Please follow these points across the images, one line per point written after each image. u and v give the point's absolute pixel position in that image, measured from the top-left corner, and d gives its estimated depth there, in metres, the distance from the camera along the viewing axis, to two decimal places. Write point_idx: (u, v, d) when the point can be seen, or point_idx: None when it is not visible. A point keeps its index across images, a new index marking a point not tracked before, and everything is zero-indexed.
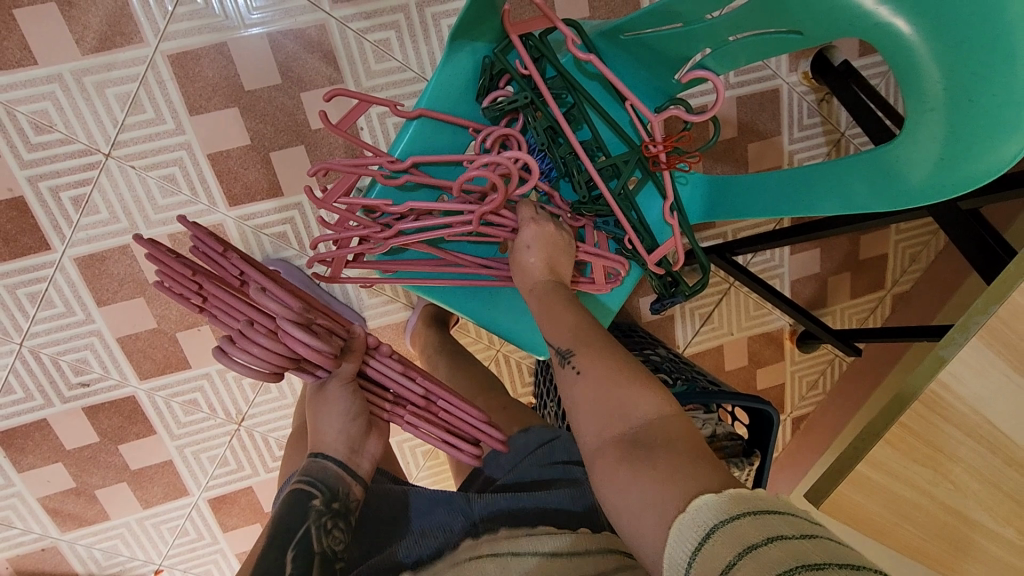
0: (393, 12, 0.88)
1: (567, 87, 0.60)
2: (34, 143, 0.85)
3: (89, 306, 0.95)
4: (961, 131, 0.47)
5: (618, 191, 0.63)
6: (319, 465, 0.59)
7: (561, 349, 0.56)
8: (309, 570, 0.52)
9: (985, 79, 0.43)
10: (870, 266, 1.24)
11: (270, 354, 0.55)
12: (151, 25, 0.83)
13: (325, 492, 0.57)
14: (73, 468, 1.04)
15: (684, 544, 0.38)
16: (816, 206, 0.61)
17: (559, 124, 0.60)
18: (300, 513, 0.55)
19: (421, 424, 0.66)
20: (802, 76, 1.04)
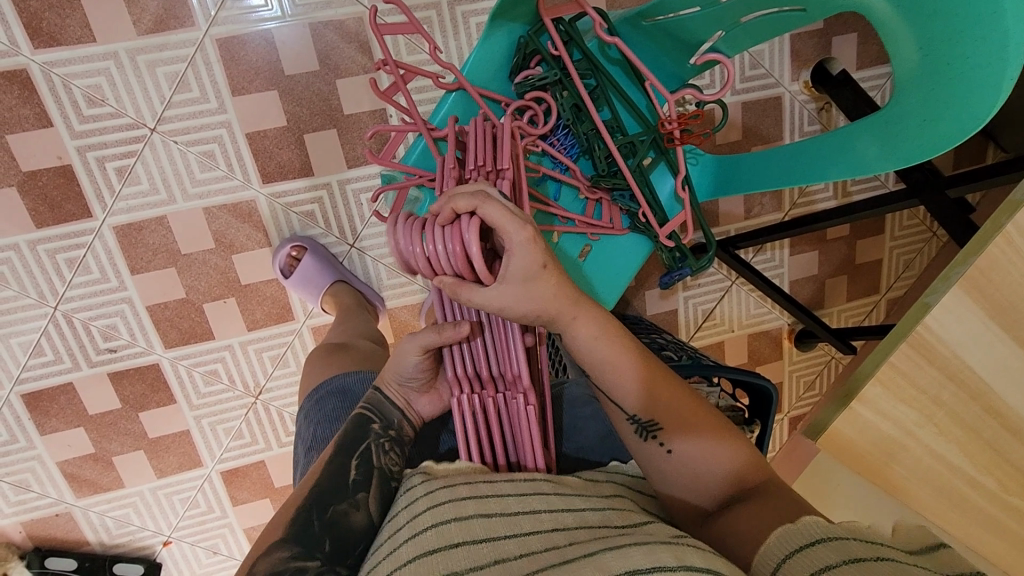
0: (426, 8, 0.95)
1: (592, 69, 0.66)
2: (86, 115, 0.91)
3: (123, 273, 0.99)
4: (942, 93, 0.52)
5: (634, 167, 0.69)
6: (377, 396, 0.63)
7: (643, 422, 0.58)
8: (368, 484, 0.56)
9: (950, 42, 0.48)
10: (865, 270, 1.30)
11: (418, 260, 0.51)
12: (202, 11, 0.90)
13: (382, 418, 0.61)
14: (93, 434, 1.07)
15: (786, 545, 0.44)
16: (822, 171, 0.66)
17: (584, 102, 0.66)
18: (363, 432, 0.60)
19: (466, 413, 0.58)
20: (803, 85, 1.11)
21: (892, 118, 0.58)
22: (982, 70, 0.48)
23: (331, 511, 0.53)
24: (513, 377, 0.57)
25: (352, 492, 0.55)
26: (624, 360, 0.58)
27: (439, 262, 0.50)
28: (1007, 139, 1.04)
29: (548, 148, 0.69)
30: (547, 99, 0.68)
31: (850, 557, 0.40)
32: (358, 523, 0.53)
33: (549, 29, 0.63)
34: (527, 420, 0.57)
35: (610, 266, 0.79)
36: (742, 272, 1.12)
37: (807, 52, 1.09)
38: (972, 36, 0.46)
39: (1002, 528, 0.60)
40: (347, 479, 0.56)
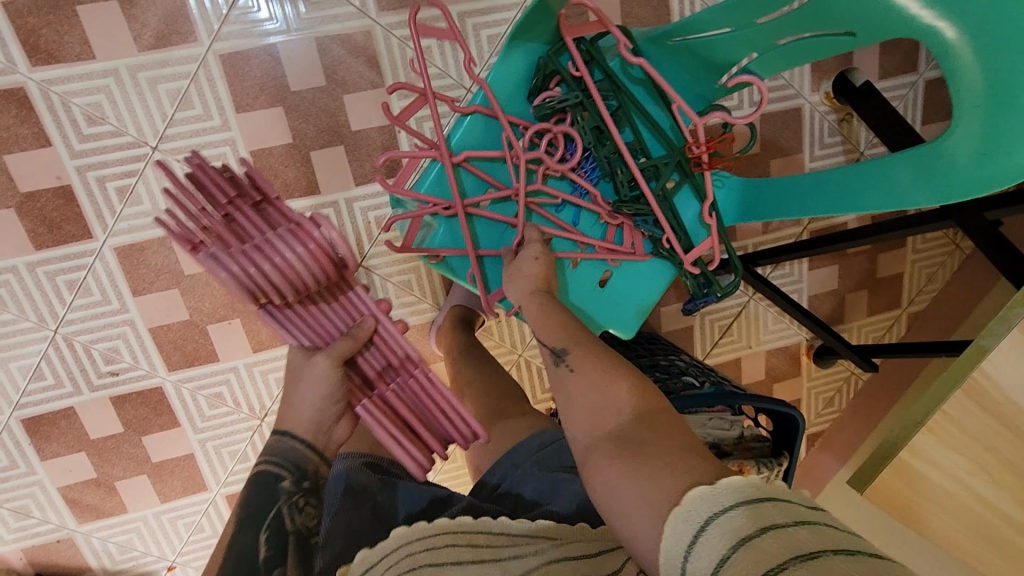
0: (436, 20, 0.92)
1: (614, 89, 0.63)
2: (86, 134, 0.88)
3: (125, 295, 0.96)
4: (1000, 126, 0.49)
5: (657, 192, 0.66)
6: (284, 444, 0.62)
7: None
8: (285, 553, 0.56)
9: (1021, 70, 0.46)
10: (886, 284, 1.26)
11: (271, 273, 0.59)
12: (205, 26, 0.87)
13: (293, 472, 0.60)
14: (95, 459, 1.04)
15: (680, 537, 0.41)
16: (857, 201, 0.63)
17: (606, 124, 0.63)
18: (271, 493, 0.58)
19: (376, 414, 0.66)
20: (824, 96, 1.08)
21: (938, 154, 0.55)
22: None
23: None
24: (406, 358, 0.69)
25: (266, 572, 0.54)
26: (653, 403, 0.54)
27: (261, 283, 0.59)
28: None
29: (567, 172, 0.66)
30: (567, 121, 0.65)
31: (737, 542, 0.38)
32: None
33: (570, 49, 0.60)
34: (426, 389, 0.70)
35: (629, 294, 0.76)
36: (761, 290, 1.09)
37: (828, 63, 1.06)
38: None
39: None
40: (260, 557, 0.55)
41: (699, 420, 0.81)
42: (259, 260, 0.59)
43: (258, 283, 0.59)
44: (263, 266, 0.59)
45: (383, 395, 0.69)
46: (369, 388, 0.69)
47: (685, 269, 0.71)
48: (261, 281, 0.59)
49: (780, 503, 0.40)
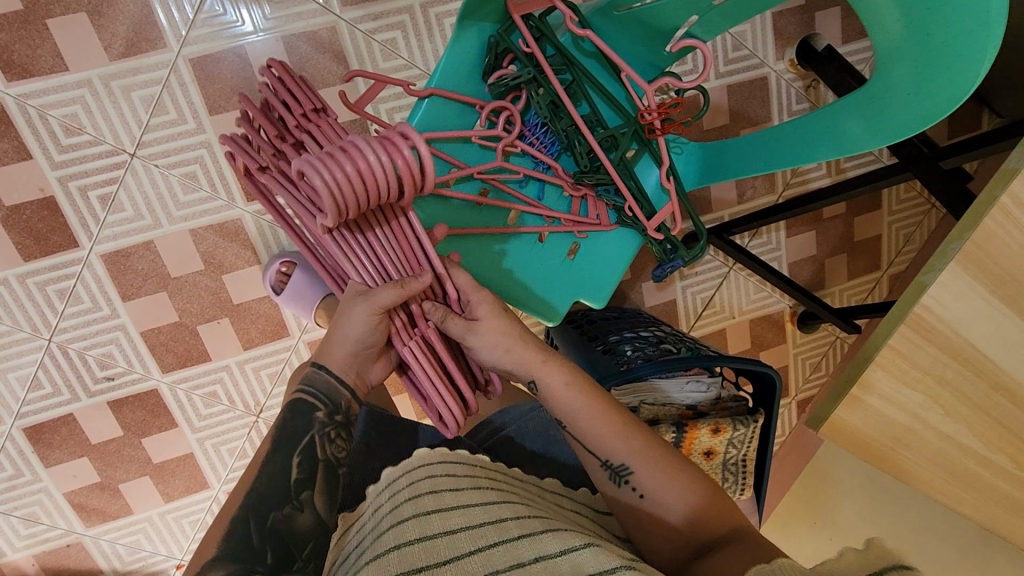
0: (398, 13, 0.94)
1: (566, 63, 0.65)
2: (65, 145, 0.90)
3: (115, 301, 0.99)
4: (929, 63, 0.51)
5: (616, 161, 0.68)
6: (319, 376, 0.62)
7: (616, 466, 0.61)
8: (313, 479, 0.60)
9: (932, 10, 0.47)
10: (865, 247, 1.28)
11: (349, 180, 0.50)
12: (173, 32, 0.89)
13: (328, 406, 0.62)
14: (98, 463, 1.07)
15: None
16: (812, 152, 0.65)
17: (561, 98, 0.65)
18: (305, 422, 0.61)
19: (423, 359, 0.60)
20: (789, 63, 1.09)
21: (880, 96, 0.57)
22: (968, 35, 0.47)
23: (274, 519, 0.56)
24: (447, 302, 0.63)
25: (296, 494, 0.58)
26: None
27: (347, 190, 0.50)
28: (1001, 105, 1.02)
29: (527, 147, 0.68)
30: (523, 98, 0.66)
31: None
32: (305, 523, 0.57)
33: (519, 26, 0.62)
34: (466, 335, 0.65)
35: (599, 263, 0.79)
36: (738, 258, 1.11)
37: (790, 30, 1.07)
38: (959, 3, 0.45)
39: (1015, 507, 0.58)
40: (291, 479, 0.59)
41: (676, 385, 0.83)
42: (339, 164, 0.50)
43: (341, 195, 0.50)
44: (343, 171, 0.50)
45: (425, 336, 0.62)
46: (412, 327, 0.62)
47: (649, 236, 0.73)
48: (335, 188, 0.50)
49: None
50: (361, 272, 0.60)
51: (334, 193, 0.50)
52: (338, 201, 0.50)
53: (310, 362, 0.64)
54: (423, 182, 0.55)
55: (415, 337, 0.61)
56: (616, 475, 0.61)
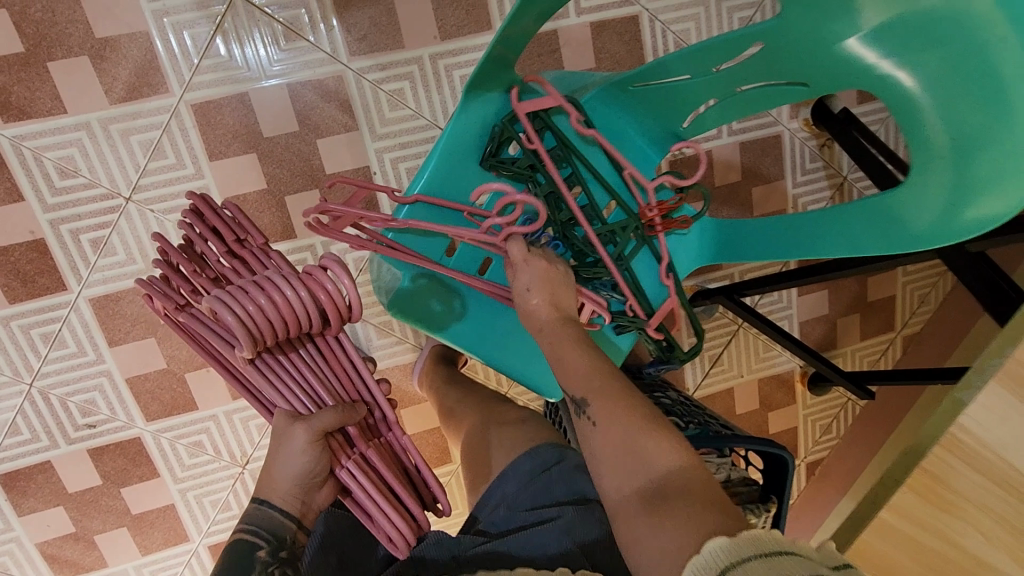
0: (407, 64, 0.93)
1: (568, 155, 0.62)
2: (58, 188, 0.88)
3: (101, 346, 0.95)
4: (958, 181, 0.53)
5: (615, 257, 0.64)
6: (262, 512, 0.56)
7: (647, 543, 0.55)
8: None
9: (981, 127, 0.49)
10: (879, 308, 1.24)
11: (261, 313, 0.49)
12: (176, 77, 0.87)
13: (270, 540, 0.55)
14: (74, 513, 1.02)
15: None
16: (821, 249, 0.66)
17: (560, 191, 0.62)
18: (244, 565, 0.53)
19: (361, 478, 0.57)
20: (803, 123, 1.07)
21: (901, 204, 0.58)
22: (1006, 162, 0.49)
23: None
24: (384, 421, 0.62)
25: None
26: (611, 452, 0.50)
27: (258, 321, 0.49)
28: None
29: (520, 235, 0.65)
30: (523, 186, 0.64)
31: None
32: None
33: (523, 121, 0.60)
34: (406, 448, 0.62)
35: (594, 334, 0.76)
36: (748, 319, 1.07)
37: None
38: (1008, 131, 0.48)
39: None
40: None
41: None
42: (252, 298, 0.49)
43: (254, 325, 0.49)
44: (255, 305, 0.49)
45: (364, 453, 0.59)
46: (351, 446, 0.60)
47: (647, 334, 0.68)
48: (248, 320, 0.49)
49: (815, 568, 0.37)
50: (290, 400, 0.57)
51: (244, 330, 0.49)
52: (249, 333, 0.49)
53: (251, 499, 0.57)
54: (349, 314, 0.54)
55: (351, 458, 0.58)
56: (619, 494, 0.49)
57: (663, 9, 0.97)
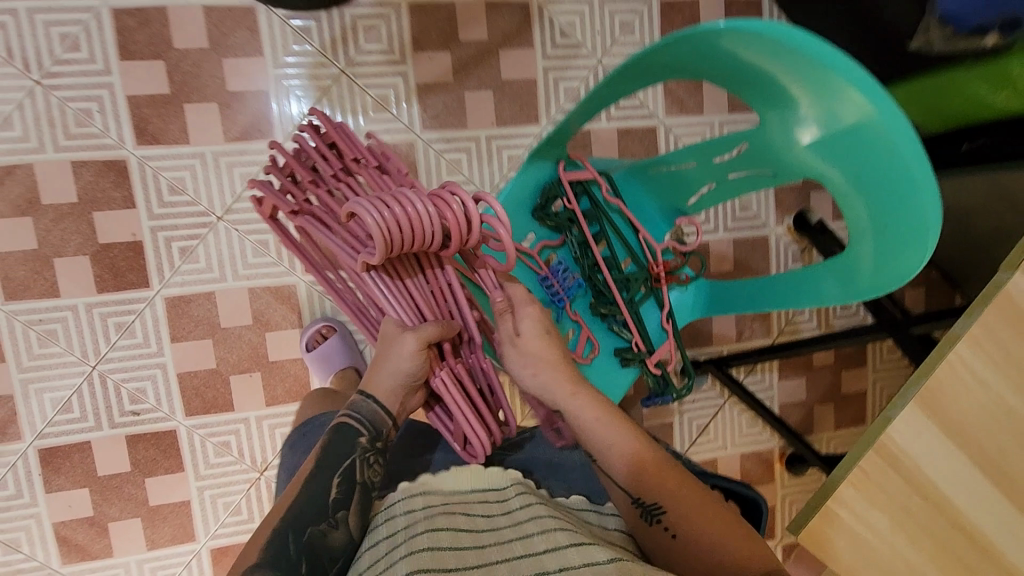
0: (467, 140, 1.14)
1: (598, 216, 0.80)
2: (166, 201, 1.05)
3: (163, 340, 1.08)
4: (887, 245, 0.65)
5: (627, 299, 0.80)
6: (365, 403, 0.73)
7: (649, 507, 0.68)
8: (350, 498, 0.69)
9: (890, 206, 0.62)
10: (851, 399, 1.37)
11: (402, 220, 0.60)
12: (282, 127, 1.08)
13: (369, 432, 0.72)
14: (96, 496, 1.09)
15: None
16: (794, 299, 0.79)
17: (589, 242, 0.80)
18: (349, 446, 0.71)
19: (450, 386, 0.73)
20: (787, 228, 1.27)
21: (849, 264, 0.71)
22: (914, 232, 0.61)
23: (309, 534, 0.66)
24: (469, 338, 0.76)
25: (332, 513, 0.67)
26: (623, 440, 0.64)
27: (394, 223, 0.60)
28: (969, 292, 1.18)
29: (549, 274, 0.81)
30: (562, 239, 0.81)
31: None
32: (336, 540, 0.67)
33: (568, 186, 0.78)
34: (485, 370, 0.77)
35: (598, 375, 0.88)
36: (733, 390, 1.20)
37: (789, 202, 1.27)
38: (908, 208, 0.60)
39: None
40: (329, 498, 0.68)
41: None
42: (390, 209, 0.60)
43: (390, 230, 0.60)
44: (392, 213, 0.60)
45: (453, 367, 0.75)
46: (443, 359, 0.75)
47: (647, 368, 0.83)
48: (384, 227, 0.60)
49: None
50: (400, 314, 0.71)
51: (383, 228, 0.60)
52: (387, 235, 0.60)
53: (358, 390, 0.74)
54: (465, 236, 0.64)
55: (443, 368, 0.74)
56: (648, 514, 0.68)
57: (678, 124, 1.21)
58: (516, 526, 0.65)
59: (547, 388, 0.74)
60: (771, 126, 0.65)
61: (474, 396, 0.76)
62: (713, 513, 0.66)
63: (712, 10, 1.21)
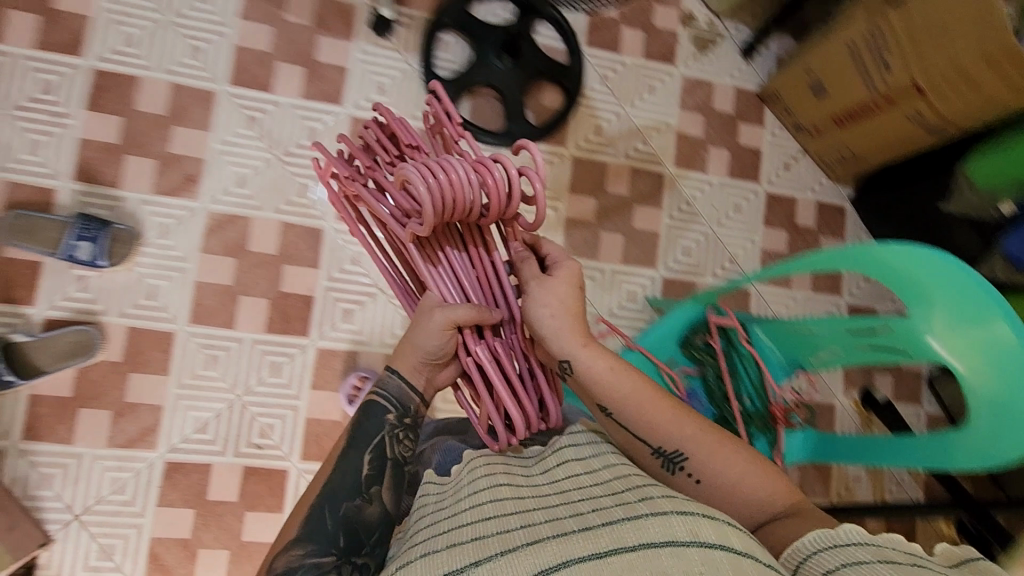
0: (595, 269, 1.35)
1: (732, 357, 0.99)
2: (344, 268, 1.24)
3: (304, 385, 1.21)
4: (994, 436, 0.77)
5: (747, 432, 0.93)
6: (389, 380, 0.77)
7: (669, 454, 0.72)
8: (382, 473, 0.74)
9: (1006, 413, 0.74)
10: None
11: (445, 186, 0.63)
12: None
13: (397, 409, 0.77)
14: (198, 520, 1.15)
15: (815, 544, 0.59)
16: (891, 455, 0.93)
17: (723, 375, 0.97)
18: (377, 423, 0.76)
19: (490, 367, 0.71)
20: (852, 402, 1.42)
21: (946, 443, 0.84)
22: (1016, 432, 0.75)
23: (346, 508, 0.70)
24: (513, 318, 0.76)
25: (366, 488, 0.72)
26: None
27: (439, 192, 0.63)
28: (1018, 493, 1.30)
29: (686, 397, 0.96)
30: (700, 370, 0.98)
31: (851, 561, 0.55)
32: (371, 514, 0.71)
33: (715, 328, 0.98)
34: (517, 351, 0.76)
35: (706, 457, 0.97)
36: None
37: (856, 378, 1.43)
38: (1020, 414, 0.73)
39: None
40: (362, 473, 0.73)
41: None
42: (433, 174, 0.64)
43: (433, 198, 0.64)
44: (436, 178, 0.64)
45: (489, 345, 0.73)
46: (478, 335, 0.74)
47: None
48: (431, 193, 0.64)
49: (870, 547, 0.56)
50: (439, 290, 0.73)
51: (428, 204, 0.63)
52: (436, 201, 0.64)
53: (385, 368, 0.78)
54: (506, 203, 0.67)
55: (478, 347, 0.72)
56: (670, 462, 0.72)
57: (769, 293, 1.42)
58: (563, 487, 0.66)
59: (558, 335, 0.72)
60: (935, 322, 0.76)
61: (507, 375, 0.73)
62: (733, 454, 0.71)
63: (807, 206, 1.47)
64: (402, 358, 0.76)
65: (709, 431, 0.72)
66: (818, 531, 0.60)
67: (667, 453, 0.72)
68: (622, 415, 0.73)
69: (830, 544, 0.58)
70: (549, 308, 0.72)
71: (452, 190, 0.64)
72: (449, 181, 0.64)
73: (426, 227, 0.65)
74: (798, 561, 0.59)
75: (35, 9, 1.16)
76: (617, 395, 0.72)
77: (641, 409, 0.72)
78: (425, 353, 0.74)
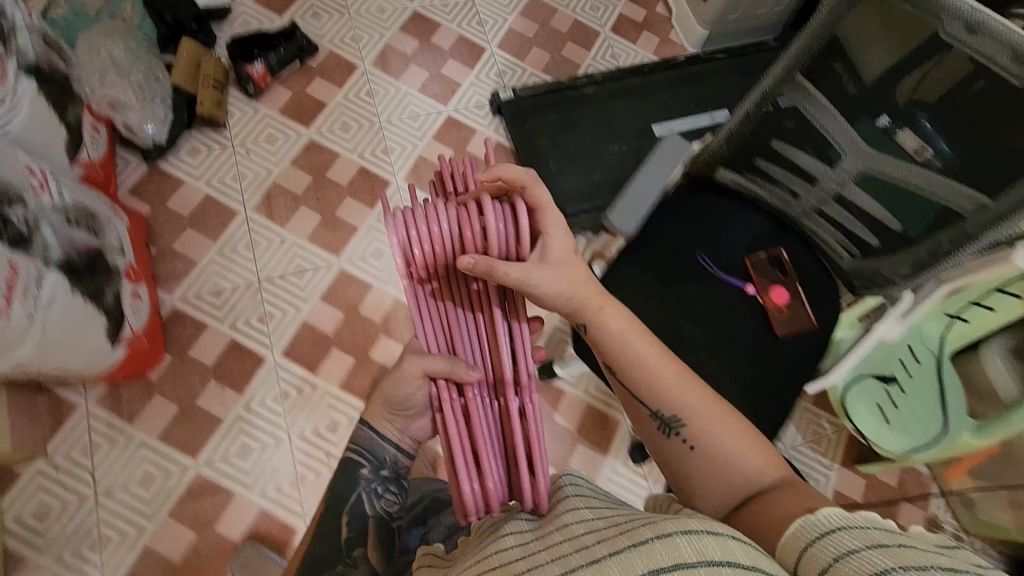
0: None
1: None
2: None
3: None
4: None
5: None
6: (366, 436, 0.74)
7: (667, 419, 0.73)
8: (364, 531, 0.72)
9: None
10: None
11: (422, 237, 0.59)
12: None
13: (371, 463, 0.74)
14: None
15: (811, 531, 0.51)
16: None
17: None
18: (353, 476, 0.73)
19: (447, 430, 0.66)
20: None
21: None
22: None
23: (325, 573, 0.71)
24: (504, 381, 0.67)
25: (347, 553, 0.71)
26: None
27: (425, 239, 0.59)
28: None
29: None
30: None
31: (846, 552, 0.45)
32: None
33: None
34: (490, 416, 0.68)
35: None
36: None
37: None
38: None
39: None
40: (342, 535, 0.72)
41: None
42: (416, 228, 0.59)
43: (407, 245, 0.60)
44: (414, 230, 0.59)
45: (460, 405, 0.68)
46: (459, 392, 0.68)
47: None
48: (409, 245, 0.60)
49: (857, 532, 0.48)
50: (425, 340, 0.69)
51: (394, 236, 0.59)
52: (407, 249, 0.60)
53: (360, 424, 0.75)
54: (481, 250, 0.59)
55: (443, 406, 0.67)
56: (667, 425, 0.73)
57: None
58: (549, 531, 0.51)
59: (580, 301, 0.67)
60: None
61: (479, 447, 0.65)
62: (733, 425, 0.72)
63: None
64: (373, 407, 0.74)
65: (716, 405, 0.73)
66: (820, 516, 0.52)
67: (666, 419, 0.73)
68: (632, 377, 0.73)
69: (816, 535, 0.49)
70: (556, 283, 0.62)
71: (422, 235, 0.59)
72: (420, 225, 0.59)
73: (400, 268, 0.62)
74: (802, 547, 0.49)
75: (352, 352, 1.28)
76: (659, 386, 0.72)
77: (646, 375, 0.72)
78: (396, 402, 0.72)
